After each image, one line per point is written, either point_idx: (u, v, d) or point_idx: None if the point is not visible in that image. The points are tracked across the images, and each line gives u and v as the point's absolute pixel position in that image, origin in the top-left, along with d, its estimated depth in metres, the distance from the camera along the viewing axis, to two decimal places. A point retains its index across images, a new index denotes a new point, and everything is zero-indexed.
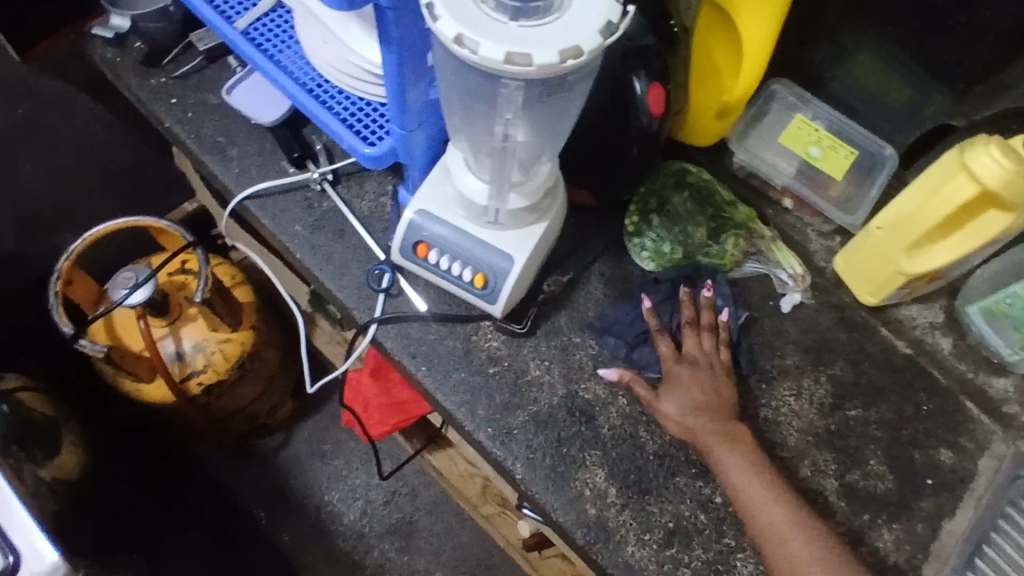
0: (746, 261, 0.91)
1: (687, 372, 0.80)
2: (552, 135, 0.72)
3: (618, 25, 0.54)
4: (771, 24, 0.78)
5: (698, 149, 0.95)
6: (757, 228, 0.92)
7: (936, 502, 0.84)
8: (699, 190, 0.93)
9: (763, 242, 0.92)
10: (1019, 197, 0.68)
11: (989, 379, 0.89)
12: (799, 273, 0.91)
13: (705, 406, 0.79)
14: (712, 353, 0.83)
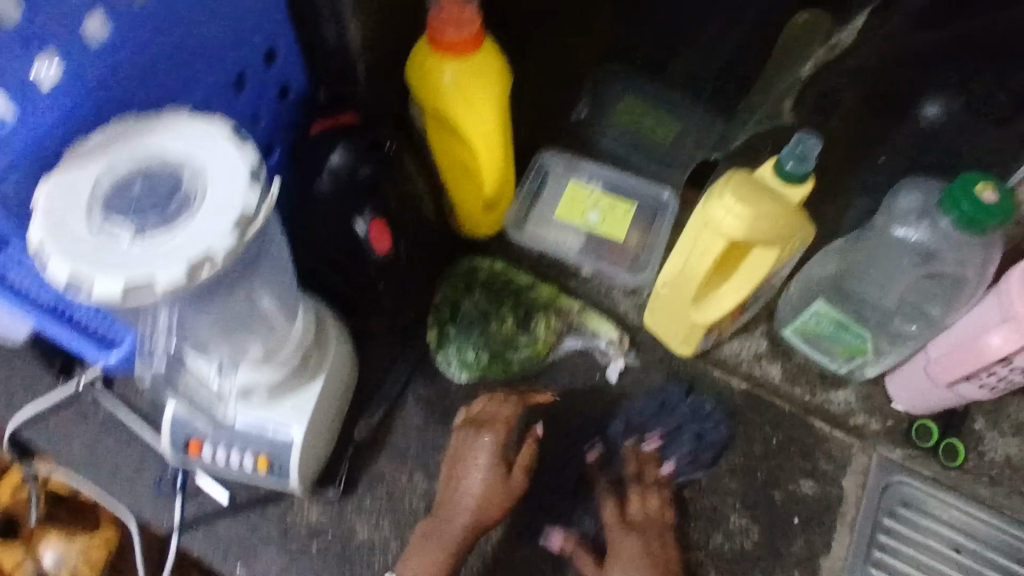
0: (561, 341, 0.87)
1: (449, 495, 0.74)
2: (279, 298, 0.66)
3: (256, 214, 0.49)
4: (495, 113, 0.75)
5: (484, 240, 0.92)
6: (564, 302, 0.88)
7: (809, 542, 0.81)
8: (495, 283, 0.89)
9: (572, 312, 0.88)
10: (766, 236, 0.66)
11: (828, 394, 0.87)
12: (616, 338, 0.87)
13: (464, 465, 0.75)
14: (660, 513, 0.77)
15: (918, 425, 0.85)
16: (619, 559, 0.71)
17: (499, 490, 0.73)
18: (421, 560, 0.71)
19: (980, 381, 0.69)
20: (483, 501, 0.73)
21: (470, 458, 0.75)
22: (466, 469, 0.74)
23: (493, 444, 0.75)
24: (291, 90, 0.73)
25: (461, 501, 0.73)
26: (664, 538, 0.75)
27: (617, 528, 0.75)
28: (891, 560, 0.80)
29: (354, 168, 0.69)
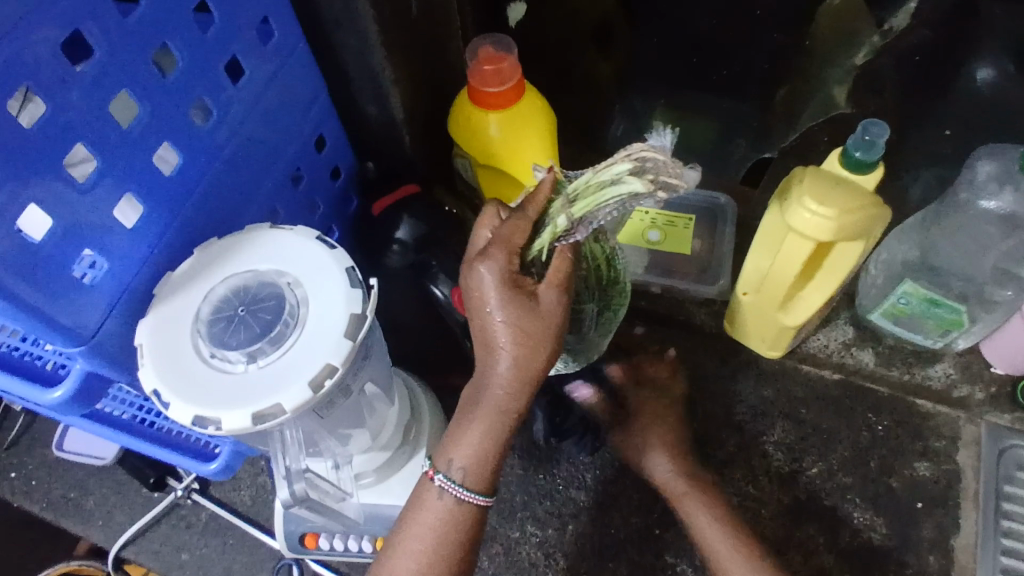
0: (592, 215, 0.52)
1: (463, 428, 0.55)
2: (382, 382, 0.64)
3: (365, 313, 0.49)
4: (546, 147, 0.74)
5: None
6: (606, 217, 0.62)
7: (938, 523, 0.78)
8: None
9: (578, 215, 0.53)
10: (851, 233, 0.64)
11: (925, 371, 0.85)
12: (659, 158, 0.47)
13: (477, 381, 0.55)
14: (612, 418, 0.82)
15: (1023, 385, 0.82)
16: (650, 418, 0.81)
17: (531, 326, 0.52)
18: (465, 442, 0.55)
19: None
20: (507, 360, 0.53)
21: (478, 319, 0.53)
22: (478, 339, 0.54)
23: (493, 289, 0.52)
24: (342, 170, 0.73)
25: (485, 339, 0.53)
26: (673, 408, 0.82)
27: (640, 401, 0.82)
28: (1019, 526, 0.77)
29: (424, 238, 0.68)
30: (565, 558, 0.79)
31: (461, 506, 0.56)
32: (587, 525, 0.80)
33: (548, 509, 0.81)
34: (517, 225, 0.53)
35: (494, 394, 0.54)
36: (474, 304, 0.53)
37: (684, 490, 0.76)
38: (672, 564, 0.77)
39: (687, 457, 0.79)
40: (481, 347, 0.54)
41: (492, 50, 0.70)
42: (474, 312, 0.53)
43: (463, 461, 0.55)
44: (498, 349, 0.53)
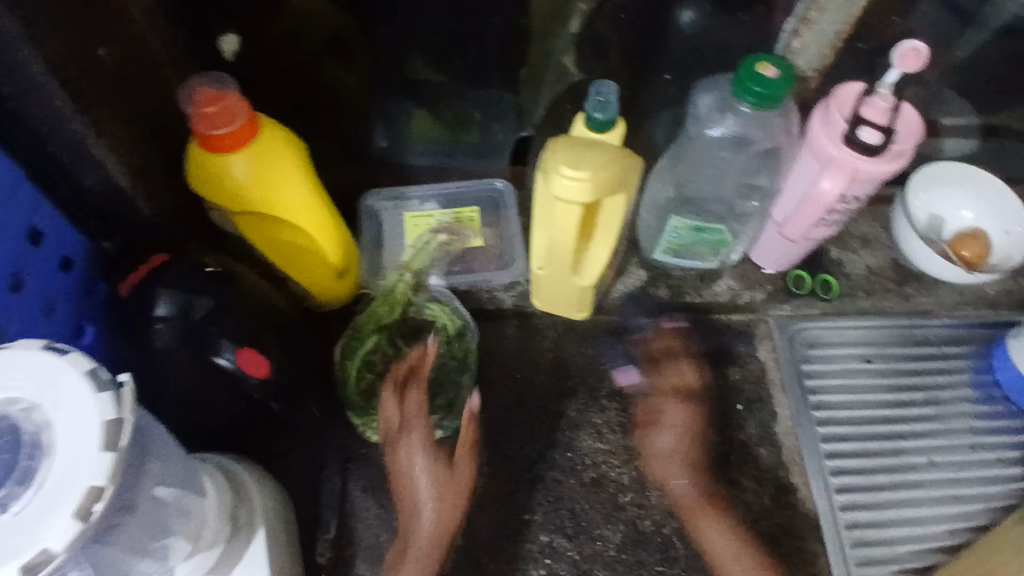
0: None
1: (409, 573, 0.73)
2: (182, 473, 0.58)
3: (122, 418, 0.43)
4: (302, 178, 0.70)
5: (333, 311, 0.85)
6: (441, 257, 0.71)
7: (757, 418, 0.87)
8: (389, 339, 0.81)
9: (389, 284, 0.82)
10: (610, 188, 0.68)
11: (712, 289, 0.93)
12: None
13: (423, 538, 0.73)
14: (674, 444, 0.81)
15: (791, 276, 0.94)
16: (670, 427, 0.82)
17: (446, 475, 0.76)
18: (409, 561, 0.72)
19: (825, 222, 0.78)
20: (441, 516, 0.74)
21: (415, 482, 0.75)
22: (420, 495, 0.75)
23: (430, 466, 0.75)
24: (75, 262, 0.64)
25: (414, 500, 0.75)
26: (695, 442, 0.82)
27: (661, 399, 0.84)
28: (825, 397, 0.89)
29: (187, 308, 0.61)
30: None
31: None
32: (459, 536, 0.79)
33: None
34: (417, 403, 0.77)
35: (442, 551, 0.73)
36: (419, 474, 0.76)
37: (698, 506, 0.78)
38: (548, 542, 0.79)
39: (701, 472, 0.81)
40: (420, 494, 0.75)
41: (210, 89, 0.64)
42: (423, 475, 0.75)
43: (417, 573, 0.72)
44: (437, 514, 0.74)
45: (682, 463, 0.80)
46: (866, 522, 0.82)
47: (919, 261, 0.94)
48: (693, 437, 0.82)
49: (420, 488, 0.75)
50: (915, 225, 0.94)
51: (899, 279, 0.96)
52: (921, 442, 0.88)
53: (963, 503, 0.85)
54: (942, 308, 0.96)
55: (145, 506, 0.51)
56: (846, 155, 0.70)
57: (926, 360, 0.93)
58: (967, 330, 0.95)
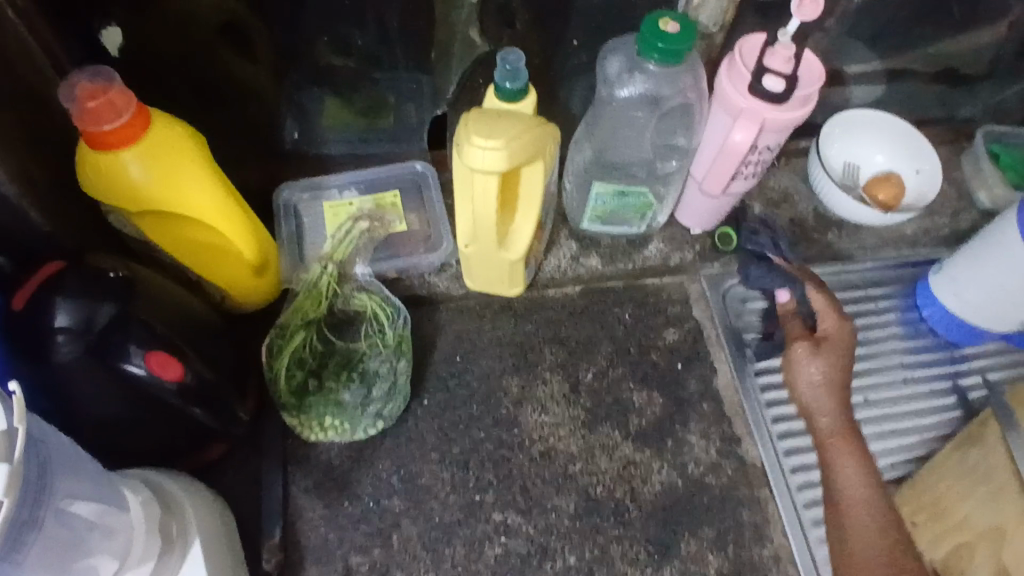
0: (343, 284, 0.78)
1: (847, 482, 0.74)
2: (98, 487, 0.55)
3: (13, 428, 0.42)
4: (207, 173, 0.67)
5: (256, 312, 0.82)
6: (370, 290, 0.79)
7: (700, 374, 0.88)
8: (315, 326, 0.78)
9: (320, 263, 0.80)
10: (527, 156, 0.68)
11: (643, 253, 0.94)
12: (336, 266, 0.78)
13: (836, 433, 0.77)
14: (826, 333, 0.83)
15: (719, 234, 0.95)
16: (829, 348, 0.81)
17: (840, 386, 0.80)
18: (835, 402, 0.79)
19: (742, 175, 0.79)
20: (843, 427, 0.78)
21: (823, 357, 0.81)
22: (813, 376, 0.80)
23: (835, 352, 0.81)
24: None
25: (825, 372, 0.80)
26: (843, 356, 0.81)
27: (824, 319, 0.83)
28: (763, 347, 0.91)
29: (89, 316, 0.57)
30: (401, 569, 0.75)
31: (835, 399, 0.79)
32: (411, 525, 0.77)
33: (366, 531, 0.76)
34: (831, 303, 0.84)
35: (857, 469, 0.75)
36: (813, 348, 0.82)
37: (841, 438, 0.77)
38: (502, 520, 0.78)
39: (844, 404, 0.79)
40: (818, 400, 0.80)
41: (92, 83, 0.60)
42: (824, 358, 0.81)
43: (836, 399, 0.79)
44: (833, 421, 0.78)
45: (841, 368, 0.80)
46: None
47: (839, 208, 0.96)
48: (840, 349, 0.82)
49: (812, 365, 0.81)
50: (833, 174, 0.97)
51: (822, 228, 0.98)
52: (855, 382, 0.91)
53: (900, 436, 0.88)
54: (864, 252, 0.99)
55: (52, 523, 0.49)
56: (754, 106, 0.71)
57: (854, 302, 0.96)
58: (892, 270, 0.98)
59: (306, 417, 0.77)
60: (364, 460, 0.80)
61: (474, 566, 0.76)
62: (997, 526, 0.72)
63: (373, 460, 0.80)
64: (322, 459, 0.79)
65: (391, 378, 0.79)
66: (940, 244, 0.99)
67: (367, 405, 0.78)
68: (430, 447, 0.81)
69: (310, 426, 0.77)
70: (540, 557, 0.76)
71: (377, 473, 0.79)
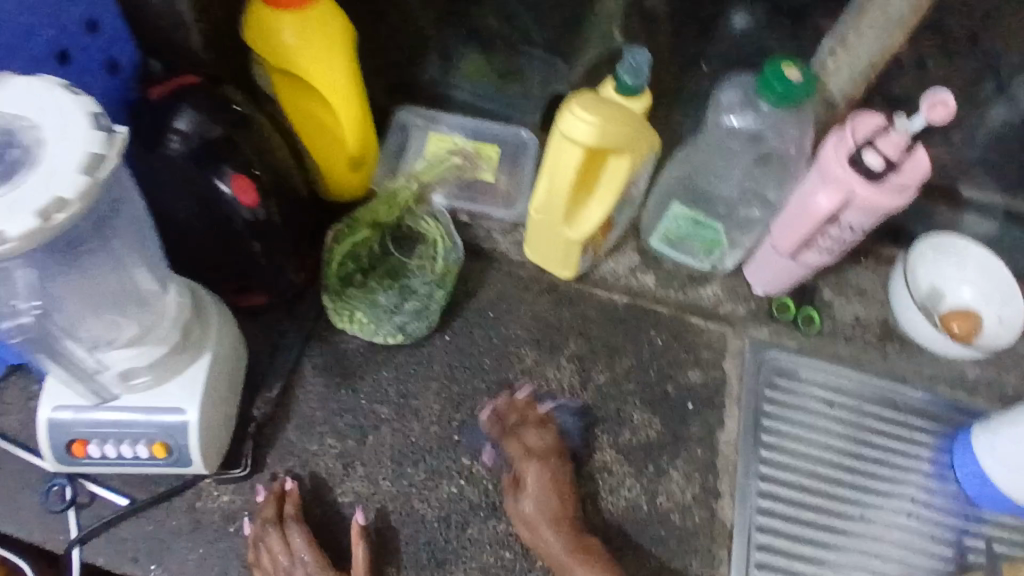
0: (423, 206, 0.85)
1: (528, 504, 0.76)
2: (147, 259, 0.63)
3: (105, 157, 0.48)
4: (345, 61, 0.76)
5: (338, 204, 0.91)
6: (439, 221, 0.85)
7: (705, 421, 0.89)
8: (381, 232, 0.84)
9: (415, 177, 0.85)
10: (616, 142, 0.72)
11: (698, 291, 0.95)
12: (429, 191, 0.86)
13: (546, 520, 0.75)
14: (542, 448, 0.80)
15: (778, 302, 0.95)
16: (535, 489, 0.77)
17: (555, 507, 0.76)
18: (536, 504, 0.76)
19: (817, 246, 0.81)
20: (558, 525, 0.75)
21: (531, 484, 0.77)
22: (536, 508, 0.76)
23: (545, 474, 0.77)
24: (121, 65, 0.70)
25: (523, 490, 0.77)
26: (560, 463, 0.79)
27: (523, 462, 0.78)
28: (778, 423, 0.90)
29: (203, 128, 0.67)
30: (362, 466, 0.80)
31: (551, 512, 0.76)
32: (387, 434, 0.82)
33: (348, 422, 0.82)
34: (539, 436, 0.80)
35: (588, 567, 0.73)
36: (524, 487, 0.77)
37: (583, 542, 0.74)
38: (467, 466, 0.81)
39: (570, 523, 0.76)
40: (538, 518, 0.76)
41: None
42: (540, 485, 0.77)
43: (544, 508, 0.76)
44: (533, 519, 0.76)
45: (546, 488, 0.77)
46: (778, 549, 0.83)
47: (906, 324, 0.94)
48: (558, 474, 0.78)
49: (527, 494, 0.77)
50: (913, 290, 0.95)
51: (883, 338, 0.96)
52: (859, 495, 0.88)
53: (882, 564, 0.84)
54: (918, 378, 0.95)
55: (97, 264, 0.60)
56: (848, 177, 0.72)
57: (890, 422, 0.92)
58: (941, 407, 0.94)
59: (339, 306, 0.83)
60: (373, 363, 0.85)
61: (426, 493, 0.79)
62: None
63: (381, 366, 0.85)
64: (339, 347, 0.86)
65: (427, 303, 0.83)
66: (999, 403, 0.95)
67: (396, 316, 0.83)
68: (433, 377, 0.86)
69: (340, 313, 0.83)
70: (487, 513, 0.79)
71: (379, 378, 0.85)
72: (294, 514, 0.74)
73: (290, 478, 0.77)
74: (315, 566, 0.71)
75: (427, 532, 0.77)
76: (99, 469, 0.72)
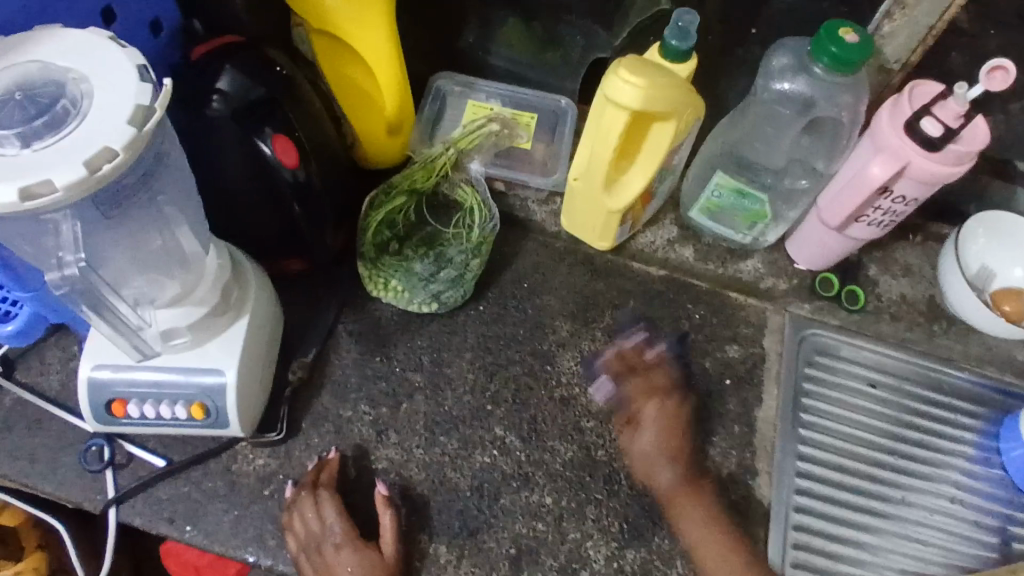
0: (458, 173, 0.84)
1: (644, 440, 0.78)
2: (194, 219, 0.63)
3: (153, 108, 0.49)
4: (385, 23, 0.75)
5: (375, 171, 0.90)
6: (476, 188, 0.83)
7: (742, 398, 0.87)
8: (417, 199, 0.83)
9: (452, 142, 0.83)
10: (661, 107, 0.70)
11: (738, 266, 0.93)
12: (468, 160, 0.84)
13: (670, 455, 0.77)
14: (656, 387, 0.81)
15: (820, 278, 0.92)
16: (648, 426, 0.79)
17: (671, 433, 0.78)
18: (653, 438, 0.78)
19: (868, 218, 0.78)
20: (671, 459, 0.77)
21: (644, 427, 0.79)
22: (643, 444, 0.78)
23: (664, 413, 0.79)
24: (163, 24, 0.70)
25: (634, 434, 0.79)
26: (676, 401, 0.80)
27: (640, 404, 0.80)
28: (817, 402, 0.88)
29: (244, 90, 0.66)
30: (395, 434, 0.79)
31: (678, 440, 0.78)
32: (420, 403, 0.81)
33: (382, 390, 0.81)
34: (659, 381, 0.82)
35: (709, 514, 0.76)
36: (646, 423, 0.79)
37: (682, 492, 0.77)
38: (500, 436, 0.81)
39: (682, 459, 0.78)
40: (652, 450, 0.78)
41: None
42: (652, 424, 0.78)
43: (657, 445, 0.78)
44: (650, 454, 0.78)
45: (655, 431, 0.78)
46: (815, 529, 0.81)
47: (956, 302, 0.91)
48: (675, 415, 0.79)
49: (647, 427, 0.78)
50: (963, 268, 0.92)
51: (930, 316, 0.93)
52: (900, 477, 0.85)
53: (923, 548, 0.82)
54: (966, 360, 0.92)
55: (145, 219, 0.60)
56: (903, 145, 0.69)
57: (933, 404, 0.90)
58: (989, 391, 0.91)
59: (375, 274, 0.82)
60: (407, 332, 0.85)
61: (460, 462, 0.79)
62: None
63: (416, 334, 0.85)
64: (374, 314, 0.85)
65: (464, 271, 0.82)
66: None
67: (432, 284, 0.81)
68: (467, 347, 0.85)
69: (374, 281, 0.83)
70: (520, 484, 0.78)
71: (413, 347, 0.84)
72: (328, 482, 0.73)
73: (337, 451, 0.77)
74: (343, 537, 0.70)
75: (459, 502, 0.77)
76: (139, 430, 0.72)
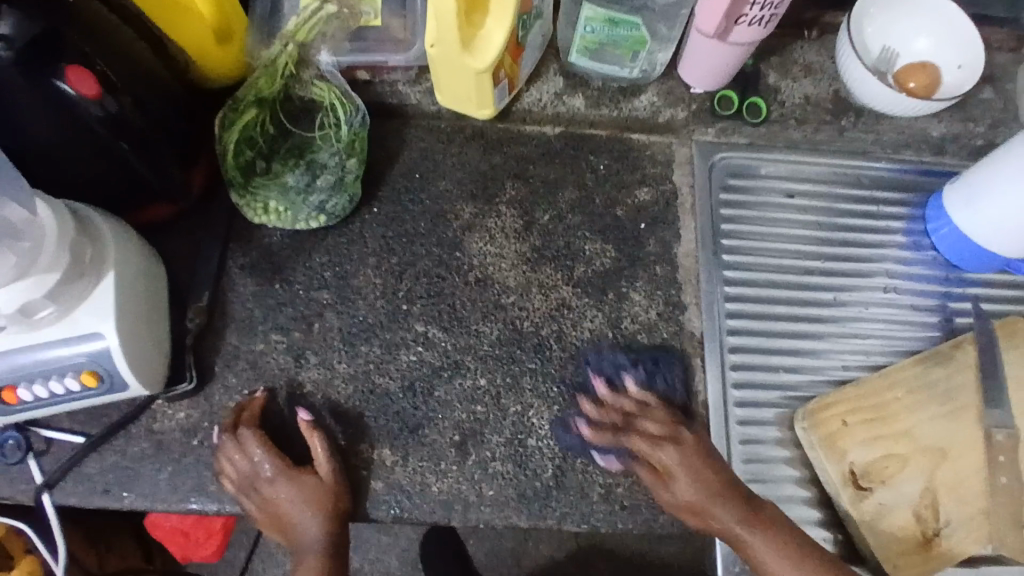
0: (306, 71, 0.77)
1: (681, 491, 0.71)
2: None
3: None
4: None
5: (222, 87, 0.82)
6: (332, 83, 0.77)
7: (661, 238, 0.84)
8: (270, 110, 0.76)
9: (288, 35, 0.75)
10: None
11: (632, 104, 0.87)
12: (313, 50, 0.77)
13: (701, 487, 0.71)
14: (629, 415, 0.75)
15: (719, 97, 0.87)
16: (678, 461, 0.71)
17: (694, 457, 0.71)
18: (687, 482, 0.71)
19: (746, 18, 0.72)
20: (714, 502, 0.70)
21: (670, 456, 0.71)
22: (686, 490, 0.71)
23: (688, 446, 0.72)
24: None
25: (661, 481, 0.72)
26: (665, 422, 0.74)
27: (655, 452, 0.72)
28: (739, 226, 0.85)
29: (27, 28, 0.55)
30: (314, 356, 0.77)
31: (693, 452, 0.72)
32: (333, 318, 0.78)
33: (289, 316, 0.78)
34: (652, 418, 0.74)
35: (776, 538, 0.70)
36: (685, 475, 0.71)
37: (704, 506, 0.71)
38: (422, 333, 0.78)
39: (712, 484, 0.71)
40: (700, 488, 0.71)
41: None
42: (684, 467, 0.71)
43: (694, 495, 0.71)
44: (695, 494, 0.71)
45: (692, 473, 0.71)
46: (754, 348, 0.81)
47: (861, 92, 0.87)
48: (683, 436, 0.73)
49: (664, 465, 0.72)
50: (864, 54, 0.87)
51: (838, 111, 0.89)
52: (832, 280, 0.85)
53: (864, 342, 0.83)
54: (880, 148, 0.90)
55: None
56: None
57: (852, 200, 0.88)
58: (907, 175, 0.90)
59: (247, 198, 0.75)
60: (303, 252, 0.80)
61: (386, 367, 0.77)
62: (941, 448, 0.73)
63: (312, 252, 0.80)
64: (263, 242, 0.80)
65: (343, 174, 0.76)
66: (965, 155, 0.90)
67: (309, 194, 0.75)
68: (368, 252, 0.81)
69: (247, 208, 0.76)
70: (451, 374, 0.77)
71: (312, 266, 0.80)
72: (250, 421, 0.72)
73: (262, 390, 0.75)
74: (275, 470, 0.70)
75: (393, 404, 0.76)
76: (43, 413, 0.69)
